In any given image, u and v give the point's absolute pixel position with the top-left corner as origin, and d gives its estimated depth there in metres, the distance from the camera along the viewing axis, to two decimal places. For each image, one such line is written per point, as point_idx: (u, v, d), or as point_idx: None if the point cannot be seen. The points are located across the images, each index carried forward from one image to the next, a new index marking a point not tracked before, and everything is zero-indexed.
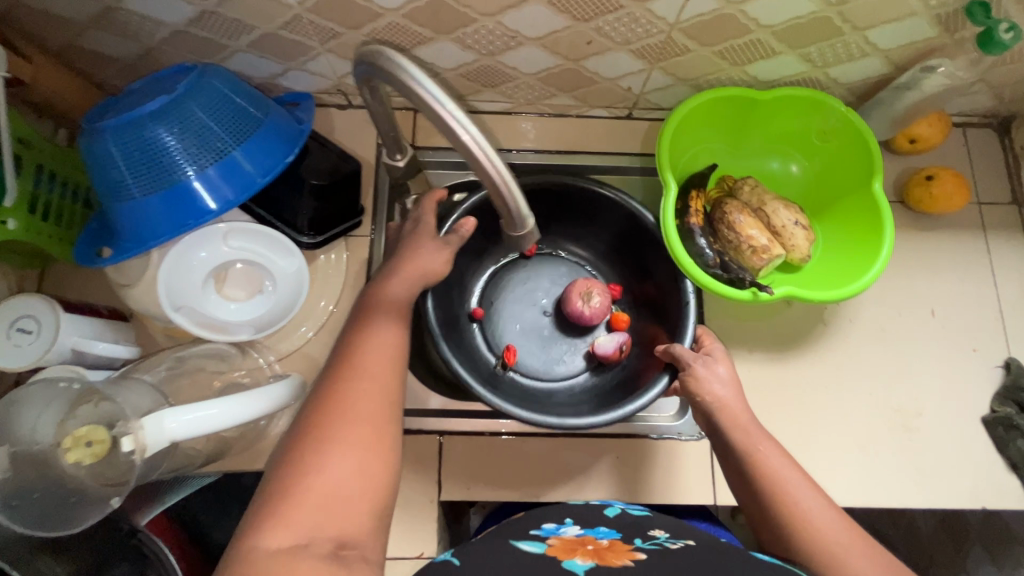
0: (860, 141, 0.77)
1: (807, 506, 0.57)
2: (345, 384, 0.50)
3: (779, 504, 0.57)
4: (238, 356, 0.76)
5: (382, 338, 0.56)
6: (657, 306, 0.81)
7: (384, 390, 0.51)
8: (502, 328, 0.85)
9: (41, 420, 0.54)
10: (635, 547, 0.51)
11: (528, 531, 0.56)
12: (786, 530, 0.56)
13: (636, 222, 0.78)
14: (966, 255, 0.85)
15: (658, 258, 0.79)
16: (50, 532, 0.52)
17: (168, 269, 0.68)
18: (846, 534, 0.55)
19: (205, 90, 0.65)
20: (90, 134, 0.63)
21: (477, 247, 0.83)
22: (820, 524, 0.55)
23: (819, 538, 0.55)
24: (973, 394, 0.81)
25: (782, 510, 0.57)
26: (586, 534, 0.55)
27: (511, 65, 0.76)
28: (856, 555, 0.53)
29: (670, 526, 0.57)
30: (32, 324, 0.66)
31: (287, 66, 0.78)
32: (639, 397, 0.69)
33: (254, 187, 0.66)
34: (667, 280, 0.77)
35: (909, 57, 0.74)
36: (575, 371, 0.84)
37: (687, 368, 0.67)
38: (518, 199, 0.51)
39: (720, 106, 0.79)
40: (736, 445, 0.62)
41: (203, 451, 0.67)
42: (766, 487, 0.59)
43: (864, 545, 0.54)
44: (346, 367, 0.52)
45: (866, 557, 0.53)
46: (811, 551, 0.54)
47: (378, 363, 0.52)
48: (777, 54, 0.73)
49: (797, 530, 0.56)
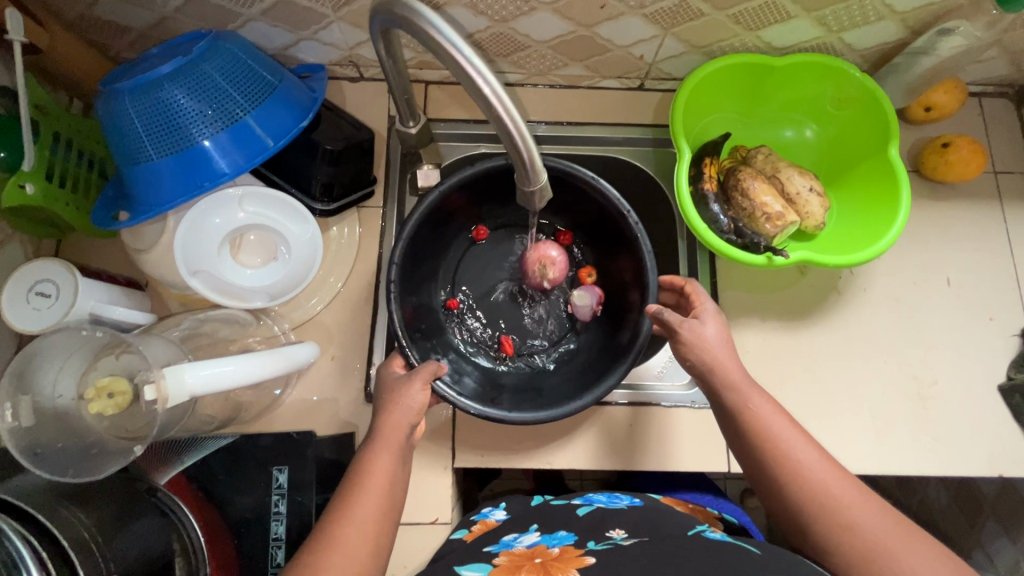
0: (875, 105, 0.76)
1: (800, 458, 0.57)
2: (338, 531, 0.52)
3: (772, 458, 0.58)
4: (252, 323, 0.76)
5: (380, 480, 0.56)
6: (620, 258, 0.80)
7: (375, 537, 0.53)
8: (475, 313, 0.85)
9: (60, 374, 0.56)
10: (584, 552, 0.56)
11: (483, 549, 0.61)
12: (781, 482, 0.57)
13: (579, 189, 0.75)
14: (982, 224, 0.85)
15: (617, 231, 0.76)
16: (74, 479, 0.52)
17: (185, 234, 0.68)
18: (839, 482, 0.56)
19: (219, 53, 0.66)
20: (107, 96, 0.64)
21: (433, 253, 0.82)
22: (812, 472, 0.56)
23: (812, 483, 0.56)
24: (988, 362, 0.81)
25: (775, 461, 0.58)
26: (538, 546, 0.60)
27: (524, 32, 0.76)
28: (848, 501, 0.55)
29: (632, 522, 0.62)
30: (51, 287, 0.66)
31: (299, 36, 0.78)
32: (620, 370, 0.68)
33: (267, 152, 0.67)
34: (625, 241, 0.75)
35: (925, 20, 0.73)
36: (563, 328, 0.85)
37: (675, 334, 0.65)
38: (533, 149, 0.50)
39: (732, 73, 0.79)
40: (726, 403, 0.62)
41: (218, 416, 0.70)
42: (759, 440, 0.59)
43: (854, 491, 0.55)
44: (343, 512, 0.54)
45: (859, 502, 0.55)
46: (804, 500, 0.56)
47: (374, 512, 0.54)
48: (792, 17, 0.73)
49: (789, 480, 0.57)
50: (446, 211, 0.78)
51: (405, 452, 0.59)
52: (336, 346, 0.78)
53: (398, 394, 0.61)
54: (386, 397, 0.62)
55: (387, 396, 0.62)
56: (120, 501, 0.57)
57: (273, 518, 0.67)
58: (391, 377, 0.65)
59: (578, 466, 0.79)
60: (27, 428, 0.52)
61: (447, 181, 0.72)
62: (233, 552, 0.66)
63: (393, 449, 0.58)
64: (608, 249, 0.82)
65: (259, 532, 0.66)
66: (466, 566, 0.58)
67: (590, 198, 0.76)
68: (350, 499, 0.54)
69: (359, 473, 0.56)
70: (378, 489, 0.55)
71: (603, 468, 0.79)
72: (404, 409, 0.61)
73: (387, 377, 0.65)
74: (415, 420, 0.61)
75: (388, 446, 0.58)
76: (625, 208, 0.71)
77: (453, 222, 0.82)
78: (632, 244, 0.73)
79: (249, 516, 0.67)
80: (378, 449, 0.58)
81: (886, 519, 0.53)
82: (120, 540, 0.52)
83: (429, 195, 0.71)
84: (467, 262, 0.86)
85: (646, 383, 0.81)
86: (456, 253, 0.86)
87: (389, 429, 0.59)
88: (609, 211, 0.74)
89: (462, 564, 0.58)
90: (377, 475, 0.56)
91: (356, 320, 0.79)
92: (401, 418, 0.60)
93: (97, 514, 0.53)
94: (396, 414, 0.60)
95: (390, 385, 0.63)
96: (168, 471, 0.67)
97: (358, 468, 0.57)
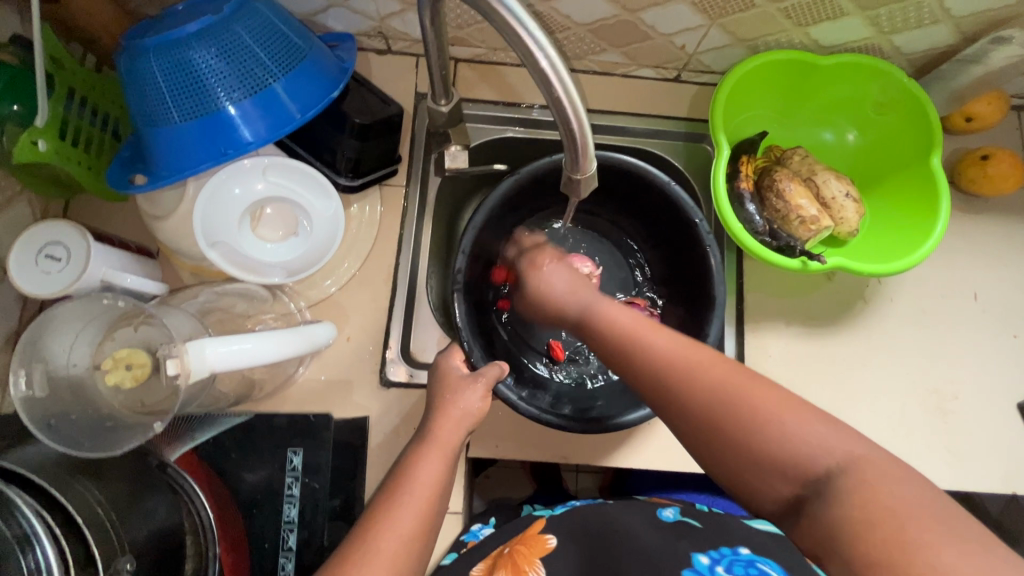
0: (919, 112, 0.75)
1: (637, 332, 0.52)
2: (378, 535, 0.49)
3: (633, 355, 0.51)
4: (268, 299, 0.74)
5: (432, 481, 0.55)
6: (679, 271, 0.79)
7: (420, 535, 0.51)
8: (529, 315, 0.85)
9: (77, 342, 0.54)
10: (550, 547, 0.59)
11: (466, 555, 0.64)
12: (625, 363, 0.52)
13: (648, 192, 0.75)
14: (1015, 240, 0.84)
15: (680, 239, 0.76)
16: (89, 455, 0.50)
17: (205, 202, 0.65)
18: (676, 348, 0.50)
19: (249, 14, 0.62)
20: (129, 52, 0.60)
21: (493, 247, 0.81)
22: (674, 362, 0.49)
23: (677, 376, 0.48)
24: (1011, 379, 0.80)
25: (636, 360, 0.51)
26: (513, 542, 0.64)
27: (565, 13, 0.73)
28: (711, 381, 0.46)
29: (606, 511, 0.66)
30: (62, 251, 0.63)
31: (330, 2, 0.75)
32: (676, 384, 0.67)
33: (293, 123, 0.64)
34: (688, 252, 0.75)
35: (980, 28, 0.71)
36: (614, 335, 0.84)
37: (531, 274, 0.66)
38: (586, 134, 0.48)
39: (776, 69, 0.77)
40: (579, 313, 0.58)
41: (232, 393, 0.68)
42: (618, 345, 0.53)
43: (723, 367, 0.47)
44: (384, 520, 0.50)
45: (721, 375, 0.46)
46: (673, 398, 0.48)
47: (417, 521, 0.51)
48: (845, 15, 0.70)
49: (653, 375, 0.49)
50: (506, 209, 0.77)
51: (453, 460, 0.58)
52: (353, 327, 0.76)
53: (455, 394, 0.62)
54: (446, 391, 0.63)
55: (446, 394, 0.63)
56: (131, 479, 0.54)
57: (286, 501, 0.66)
58: (452, 371, 0.65)
59: (592, 462, 0.78)
60: (40, 399, 0.51)
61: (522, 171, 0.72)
62: (244, 533, 0.64)
63: (447, 452, 0.58)
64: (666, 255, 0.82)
65: (272, 514, 0.65)
66: None
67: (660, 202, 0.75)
68: (392, 504, 0.52)
69: (408, 477, 0.55)
70: (425, 494, 0.53)
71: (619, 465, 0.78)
72: (465, 410, 0.61)
73: (450, 373, 0.65)
74: (469, 424, 0.62)
75: (440, 451, 0.57)
76: (689, 204, 0.71)
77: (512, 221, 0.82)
78: (695, 256, 0.74)
79: (261, 496, 0.65)
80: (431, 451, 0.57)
81: (735, 377, 0.46)
82: (132, 519, 0.50)
83: (501, 186, 0.71)
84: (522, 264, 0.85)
85: None
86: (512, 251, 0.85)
87: (441, 435, 0.59)
88: (675, 215, 0.74)
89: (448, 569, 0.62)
90: (430, 475, 0.55)
91: (375, 302, 0.77)
92: (460, 422, 0.61)
93: (109, 491, 0.50)
94: (447, 418, 0.60)
95: (451, 383, 0.64)
96: (180, 447, 0.65)
97: (406, 471, 0.56)
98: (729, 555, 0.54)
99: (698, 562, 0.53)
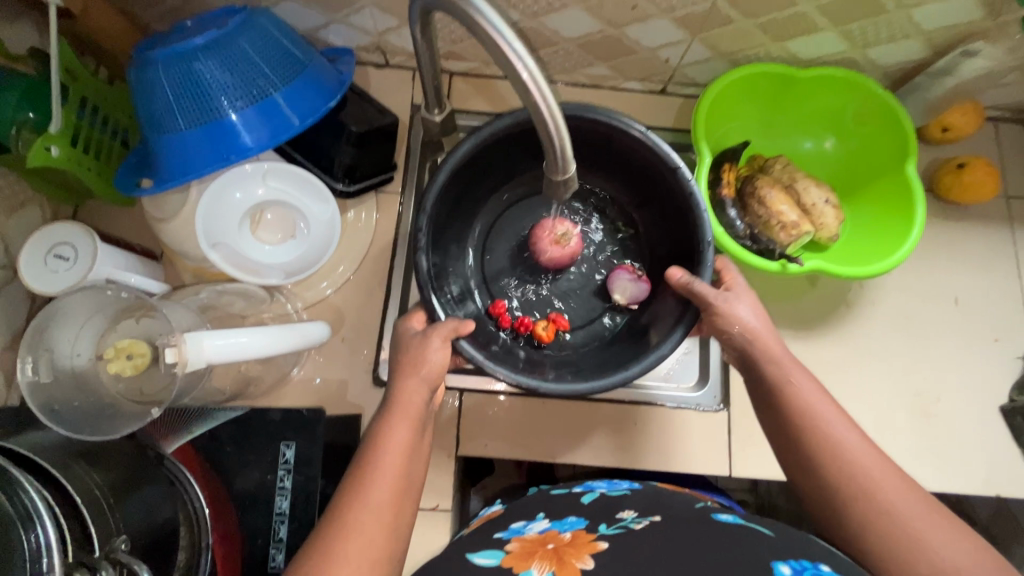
0: (894, 121, 0.77)
1: (840, 436, 0.55)
2: (352, 508, 0.50)
3: (813, 440, 0.56)
4: (266, 299, 0.77)
5: (398, 450, 0.54)
6: (670, 231, 0.76)
7: (393, 514, 0.51)
8: (510, 288, 0.82)
9: (80, 335, 0.57)
10: (598, 535, 0.53)
11: (493, 536, 0.58)
12: (815, 465, 0.55)
13: (626, 147, 0.70)
14: (994, 246, 0.86)
15: (665, 195, 0.72)
16: (92, 437, 0.53)
17: (206, 206, 0.68)
18: (875, 463, 0.53)
19: (252, 29, 0.66)
20: (139, 64, 0.64)
21: (457, 226, 0.78)
22: (852, 455, 0.54)
23: (848, 468, 0.54)
24: (992, 382, 0.82)
25: (816, 446, 0.56)
26: (549, 531, 0.57)
27: (554, 29, 0.77)
28: (887, 486, 0.52)
29: (641, 504, 0.60)
30: (70, 251, 0.66)
31: (330, 18, 0.79)
32: (657, 349, 0.64)
33: (292, 131, 0.67)
34: (676, 211, 0.71)
35: (949, 42, 0.74)
36: (597, 304, 0.81)
37: (705, 306, 0.63)
38: (565, 139, 0.51)
39: (755, 82, 0.80)
40: (769, 378, 0.60)
41: (228, 389, 0.72)
42: (804, 426, 0.57)
43: (892, 475, 0.53)
44: (356, 495, 0.51)
45: (898, 485, 0.52)
46: (840, 485, 0.53)
47: (390, 494, 0.51)
48: (819, 30, 0.74)
49: (826, 462, 0.55)
50: (476, 172, 0.74)
51: (421, 422, 0.58)
52: (348, 328, 0.78)
53: (417, 350, 0.60)
54: (411, 351, 0.60)
55: (412, 353, 0.60)
56: (130, 467, 0.56)
57: (277, 493, 0.67)
58: (407, 333, 0.63)
59: (580, 461, 0.80)
60: (45, 384, 0.54)
61: (494, 122, 0.66)
62: (236, 526, 0.66)
63: (411, 419, 0.56)
64: (655, 215, 0.78)
65: (263, 507, 0.66)
66: (476, 553, 0.54)
67: (635, 157, 0.71)
68: (362, 478, 0.52)
69: (376, 446, 0.54)
70: (395, 464, 0.53)
71: (605, 464, 0.80)
72: (426, 367, 0.59)
73: (405, 337, 0.62)
74: (433, 380, 0.60)
75: (404, 416, 0.56)
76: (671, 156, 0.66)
77: (483, 184, 0.78)
78: (682, 216, 0.70)
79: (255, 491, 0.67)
80: (395, 421, 0.56)
81: (931, 508, 0.51)
82: (129, 503, 0.52)
83: (469, 137, 0.67)
84: (494, 256, 0.82)
85: (654, 383, 0.82)
86: (479, 235, 0.82)
87: (406, 398, 0.58)
88: (660, 175, 0.70)
89: (472, 551, 0.54)
90: (395, 446, 0.54)
91: (369, 304, 0.80)
92: (418, 383, 0.59)
93: (110, 476, 0.53)
94: (411, 380, 0.59)
95: (413, 341, 0.61)
96: (176, 440, 0.68)
97: (374, 440, 0.55)
98: (811, 568, 0.45)
99: (779, 571, 0.44)
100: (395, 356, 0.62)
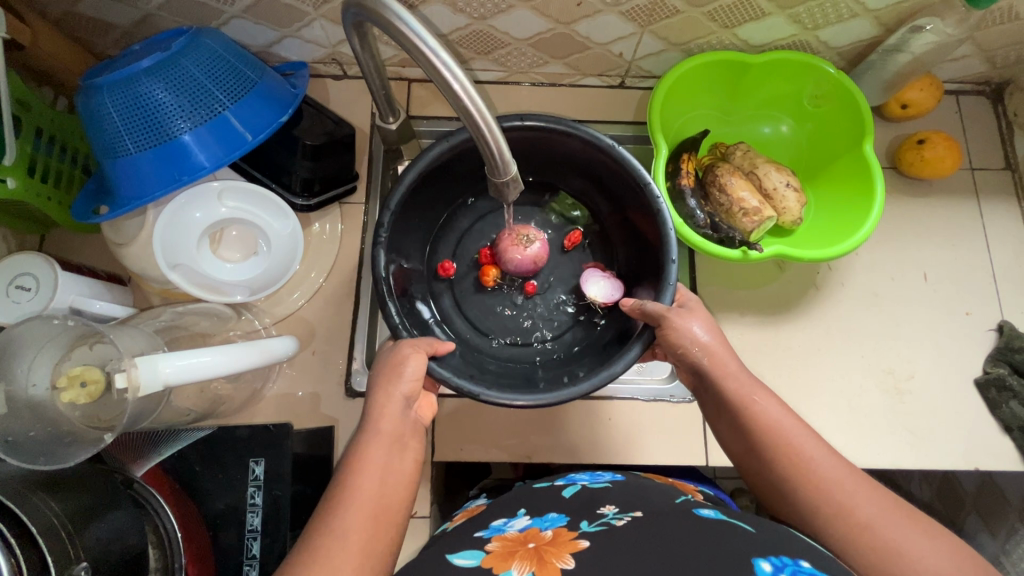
0: (851, 103, 0.78)
1: (807, 453, 0.54)
2: (323, 540, 0.46)
3: (785, 459, 0.55)
4: (233, 317, 0.78)
5: (373, 469, 0.52)
6: (641, 247, 0.74)
7: (364, 542, 0.47)
8: (481, 301, 0.79)
9: (34, 365, 0.58)
10: (580, 533, 0.50)
11: (474, 535, 0.54)
12: (786, 484, 0.54)
13: (602, 165, 0.71)
14: (959, 219, 0.86)
15: (627, 193, 0.71)
16: (46, 467, 0.54)
17: (163, 228, 0.69)
18: (849, 478, 0.53)
19: (198, 49, 0.66)
20: (86, 91, 0.64)
21: (429, 221, 0.76)
22: (824, 471, 0.53)
23: (821, 483, 0.53)
24: (965, 357, 0.81)
25: (789, 466, 0.54)
26: (530, 529, 0.53)
27: (502, 30, 0.77)
28: (862, 500, 0.51)
29: (623, 497, 0.56)
30: (31, 281, 0.66)
31: (283, 33, 0.79)
32: (607, 367, 0.63)
33: (245, 147, 0.67)
34: (641, 209, 0.70)
35: (897, 19, 0.74)
36: (564, 318, 0.78)
37: (660, 322, 0.63)
38: (501, 142, 0.51)
39: (707, 71, 0.80)
40: (732, 399, 0.59)
41: (195, 408, 0.72)
42: (774, 445, 0.56)
43: (865, 487, 0.52)
44: (326, 520, 0.48)
45: (869, 497, 0.51)
46: (821, 505, 0.52)
47: (364, 518, 0.48)
48: (766, 15, 0.74)
49: (798, 478, 0.54)
50: (445, 181, 0.74)
51: (399, 439, 0.55)
52: (318, 341, 0.79)
53: (393, 361, 0.59)
54: (386, 365, 0.59)
55: (386, 360, 0.59)
56: (95, 493, 0.57)
57: (248, 510, 0.68)
58: (387, 347, 0.62)
59: (557, 460, 0.81)
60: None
61: (436, 147, 0.66)
62: (209, 545, 0.66)
63: (391, 435, 0.54)
64: (623, 216, 0.76)
65: (235, 525, 0.67)
66: (456, 554, 0.51)
67: (597, 153, 0.70)
68: (333, 507, 0.49)
69: (349, 470, 0.52)
70: (369, 487, 0.50)
71: (582, 460, 0.80)
72: (402, 378, 0.58)
73: (384, 352, 0.61)
74: (413, 391, 0.58)
75: (380, 436, 0.54)
76: (648, 177, 0.66)
77: (457, 184, 0.76)
78: (643, 216, 0.70)
79: (225, 511, 0.68)
80: (372, 440, 0.53)
81: (903, 517, 0.50)
82: (91, 531, 0.52)
83: (426, 154, 0.66)
84: (466, 266, 0.80)
85: (626, 378, 0.83)
86: (454, 241, 0.80)
87: (382, 414, 0.55)
88: (629, 183, 0.69)
89: (454, 551, 0.51)
90: (371, 466, 0.52)
91: (338, 315, 0.80)
92: (394, 394, 0.57)
93: (70, 504, 0.53)
94: (387, 393, 0.57)
95: (388, 347, 0.62)
96: (145, 463, 0.69)
97: (349, 460, 0.53)
98: (791, 565, 0.42)
99: (760, 568, 0.41)
100: (376, 368, 0.60)
